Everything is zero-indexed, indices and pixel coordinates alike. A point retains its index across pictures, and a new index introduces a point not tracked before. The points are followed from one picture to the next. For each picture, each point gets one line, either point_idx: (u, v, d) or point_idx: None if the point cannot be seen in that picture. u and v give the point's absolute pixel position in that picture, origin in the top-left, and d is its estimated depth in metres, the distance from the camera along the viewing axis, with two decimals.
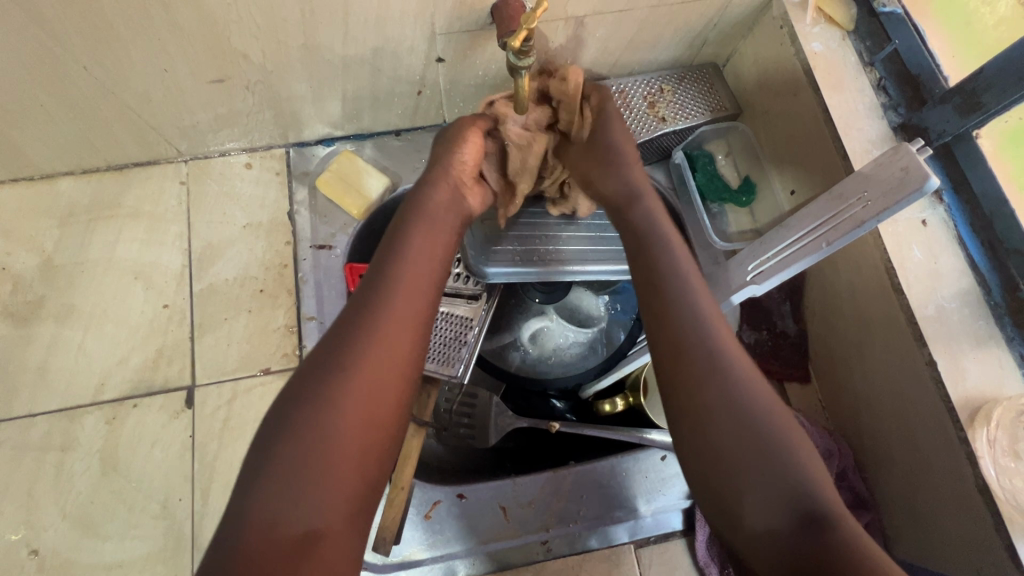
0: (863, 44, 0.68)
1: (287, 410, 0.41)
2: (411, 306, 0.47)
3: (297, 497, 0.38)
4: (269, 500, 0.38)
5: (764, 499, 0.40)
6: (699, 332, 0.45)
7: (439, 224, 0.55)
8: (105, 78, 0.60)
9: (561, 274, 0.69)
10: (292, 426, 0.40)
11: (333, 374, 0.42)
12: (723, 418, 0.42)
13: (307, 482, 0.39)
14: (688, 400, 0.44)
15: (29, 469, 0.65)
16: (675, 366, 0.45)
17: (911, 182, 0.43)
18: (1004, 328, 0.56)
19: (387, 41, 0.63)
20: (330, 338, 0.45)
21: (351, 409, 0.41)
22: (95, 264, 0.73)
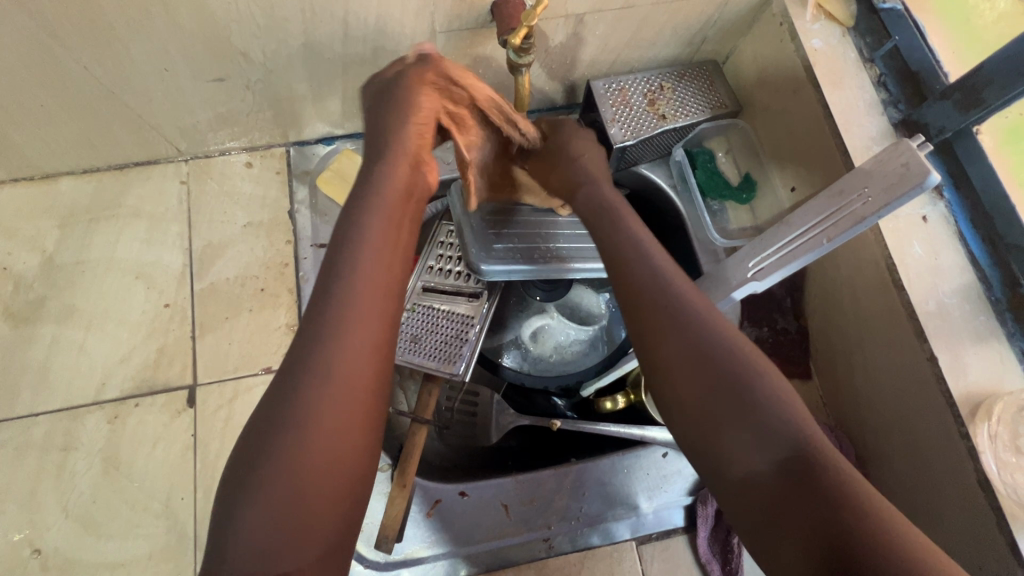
0: (863, 40, 0.68)
1: (251, 448, 0.37)
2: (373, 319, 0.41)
3: (267, 540, 0.35)
4: (246, 544, 0.35)
5: (747, 450, 0.39)
6: (661, 301, 0.46)
7: (398, 218, 0.47)
8: (105, 77, 0.60)
9: (562, 272, 0.68)
10: (257, 467, 0.36)
11: (292, 406, 0.37)
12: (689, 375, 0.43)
13: (279, 535, 0.35)
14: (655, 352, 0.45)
15: (31, 468, 0.65)
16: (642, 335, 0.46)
17: (912, 178, 0.45)
18: (1005, 324, 0.56)
19: (387, 40, 0.63)
20: (287, 363, 0.39)
21: (317, 443, 0.37)
22: (96, 264, 0.73)
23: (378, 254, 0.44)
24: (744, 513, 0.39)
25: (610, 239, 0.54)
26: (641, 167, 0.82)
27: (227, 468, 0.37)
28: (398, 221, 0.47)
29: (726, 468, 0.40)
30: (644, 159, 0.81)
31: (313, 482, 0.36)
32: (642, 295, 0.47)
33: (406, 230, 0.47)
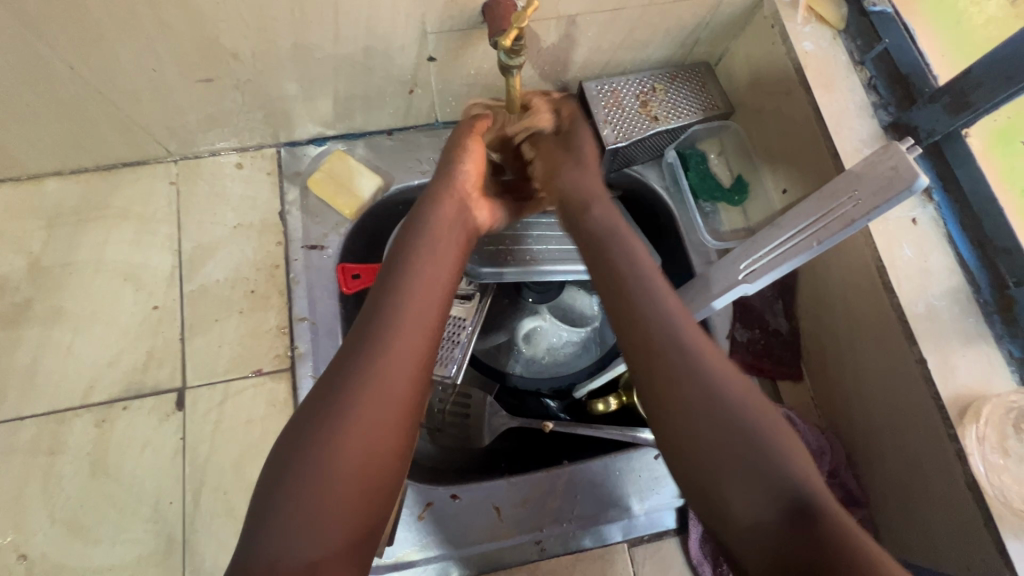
0: (854, 43, 0.69)
1: (288, 451, 0.43)
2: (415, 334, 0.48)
3: (292, 536, 0.40)
4: (275, 538, 0.40)
5: (752, 496, 0.41)
6: (669, 340, 0.47)
7: (443, 246, 0.56)
8: (92, 77, 0.59)
9: (526, 275, 0.68)
10: (294, 466, 0.42)
11: (332, 411, 0.44)
12: (699, 421, 0.43)
13: (307, 524, 0.40)
14: (666, 394, 0.45)
15: (17, 472, 0.64)
16: (648, 374, 0.46)
17: (901, 181, 0.44)
18: (993, 326, 0.57)
19: (378, 40, 0.62)
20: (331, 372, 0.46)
21: (350, 444, 0.43)
22: (84, 266, 0.72)
23: (418, 280, 0.52)
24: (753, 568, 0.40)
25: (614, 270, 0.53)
26: (633, 168, 0.82)
27: (269, 458, 0.43)
28: (441, 246, 0.56)
29: (731, 516, 0.41)
30: (636, 161, 0.80)
31: (342, 482, 0.42)
32: (643, 330, 0.48)
33: (445, 260, 0.55)
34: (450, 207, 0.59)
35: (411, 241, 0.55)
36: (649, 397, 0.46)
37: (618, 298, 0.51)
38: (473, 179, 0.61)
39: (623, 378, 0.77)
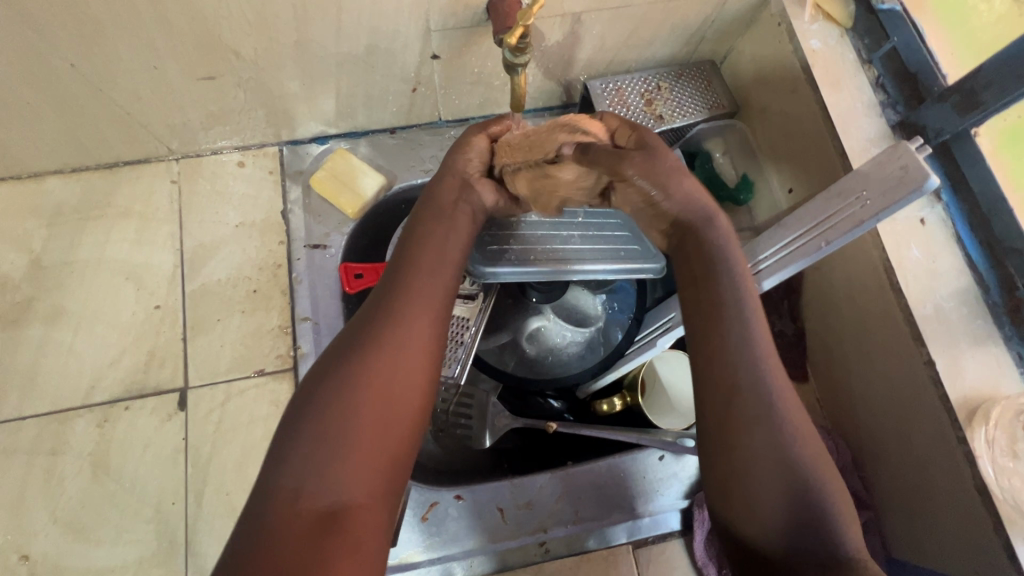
0: (862, 41, 0.68)
1: (312, 392, 0.42)
2: (435, 294, 0.48)
3: (314, 473, 0.39)
4: (295, 478, 0.39)
5: (785, 531, 0.39)
6: (739, 340, 0.43)
7: (458, 213, 0.54)
8: (93, 75, 0.59)
9: (560, 274, 0.68)
10: (317, 403, 0.41)
11: (358, 354, 0.43)
12: (757, 431, 0.40)
13: (328, 466, 0.39)
14: (728, 398, 0.41)
15: (18, 473, 0.64)
16: (719, 370, 0.42)
17: (912, 181, 0.44)
18: (1002, 327, 0.56)
19: (382, 38, 0.62)
20: (355, 322, 0.46)
21: (376, 386, 0.42)
22: (85, 265, 0.72)
23: (442, 242, 0.51)
24: None
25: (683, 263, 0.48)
26: None
27: (292, 401, 0.42)
28: (457, 216, 0.54)
29: (757, 545, 0.40)
30: None
31: (366, 423, 0.41)
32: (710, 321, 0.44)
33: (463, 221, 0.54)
34: (451, 188, 0.55)
35: (430, 205, 0.54)
36: (707, 396, 0.42)
37: (684, 287, 0.47)
38: (478, 161, 0.58)
39: (627, 378, 0.78)
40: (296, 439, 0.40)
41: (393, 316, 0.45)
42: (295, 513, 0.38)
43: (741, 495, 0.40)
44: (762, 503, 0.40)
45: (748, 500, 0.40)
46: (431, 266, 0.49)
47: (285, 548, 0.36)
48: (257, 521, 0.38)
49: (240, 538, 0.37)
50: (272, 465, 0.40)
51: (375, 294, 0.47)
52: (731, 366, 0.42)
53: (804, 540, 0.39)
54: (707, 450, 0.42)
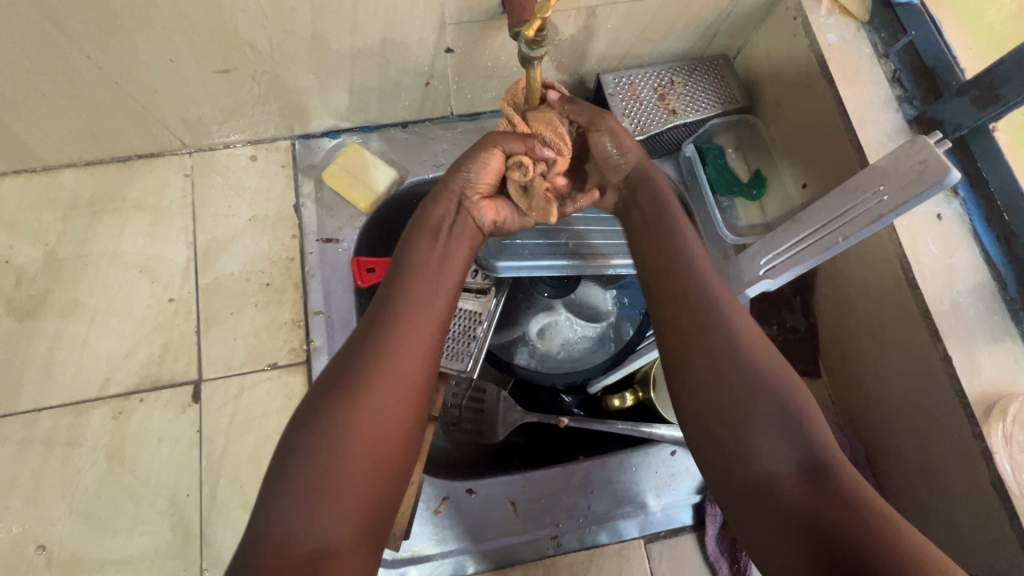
0: (878, 35, 0.67)
1: (302, 433, 0.44)
2: (419, 331, 0.51)
3: (306, 516, 0.40)
4: (284, 520, 0.40)
5: (772, 450, 0.44)
6: (701, 298, 0.52)
7: (446, 249, 0.58)
8: (109, 68, 0.59)
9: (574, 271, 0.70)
10: (305, 445, 0.43)
11: (343, 396, 0.45)
12: (730, 375, 0.48)
13: (317, 502, 0.41)
14: (698, 355, 0.50)
15: (34, 464, 0.64)
16: (685, 327, 0.51)
17: (931, 175, 0.43)
18: (1019, 323, 0.56)
19: (396, 31, 0.62)
20: (341, 362, 0.48)
21: (363, 428, 0.45)
22: (99, 258, 0.72)
23: (428, 282, 0.55)
24: (764, 521, 0.43)
25: (654, 261, 0.57)
26: None
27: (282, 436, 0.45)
28: (446, 252, 0.58)
29: (751, 467, 0.45)
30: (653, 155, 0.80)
31: (351, 467, 0.43)
32: (674, 323, 0.52)
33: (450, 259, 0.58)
34: (447, 220, 0.60)
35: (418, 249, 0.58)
36: (681, 353, 0.51)
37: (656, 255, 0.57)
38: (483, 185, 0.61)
39: (639, 373, 0.77)
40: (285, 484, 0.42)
41: (381, 355, 0.48)
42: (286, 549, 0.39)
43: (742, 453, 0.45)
44: (759, 453, 0.44)
45: (745, 455, 0.45)
46: (422, 302, 0.53)
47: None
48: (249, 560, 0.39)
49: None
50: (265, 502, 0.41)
51: (365, 334, 0.50)
52: (704, 350, 0.50)
53: (811, 478, 0.42)
54: (702, 424, 0.48)
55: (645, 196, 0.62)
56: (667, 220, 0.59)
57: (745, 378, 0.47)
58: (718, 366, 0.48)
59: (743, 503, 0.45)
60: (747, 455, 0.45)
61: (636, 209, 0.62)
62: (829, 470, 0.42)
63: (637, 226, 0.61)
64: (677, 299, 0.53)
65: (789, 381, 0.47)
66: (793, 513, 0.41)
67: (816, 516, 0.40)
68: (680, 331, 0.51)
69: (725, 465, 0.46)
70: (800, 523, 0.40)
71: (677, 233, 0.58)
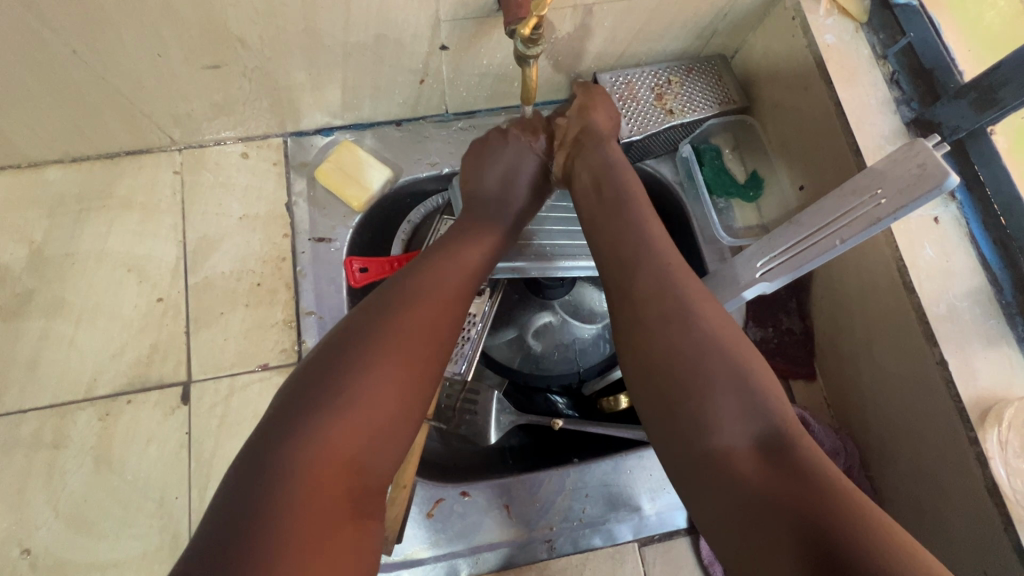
0: (876, 36, 0.67)
1: (332, 380, 0.45)
2: (451, 294, 0.54)
3: (344, 450, 0.42)
4: (328, 450, 0.42)
5: (727, 426, 0.44)
6: (652, 266, 0.53)
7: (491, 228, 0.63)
8: (96, 63, 0.58)
9: (537, 270, 0.67)
10: (338, 386, 0.44)
11: (370, 347, 0.47)
12: (685, 343, 0.48)
13: (364, 422, 0.44)
14: (653, 318, 0.50)
15: (19, 466, 0.63)
16: (631, 296, 0.53)
17: (929, 180, 0.43)
18: (1015, 327, 0.56)
19: (390, 28, 0.61)
20: (362, 318, 0.49)
21: (398, 376, 0.46)
22: (86, 256, 0.71)
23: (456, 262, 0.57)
24: (718, 500, 0.42)
25: (605, 225, 0.59)
26: (646, 163, 0.81)
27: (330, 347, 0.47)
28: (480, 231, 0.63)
29: (707, 442, 0.44)
30: (650, 154, 0.79)
31: (388, 409, 0.45)
32: (625, 298, 0.53)
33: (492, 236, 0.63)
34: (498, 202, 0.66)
35: (462, 234, 0.62)
36: (628, 323, 0.52)
37: (607, 221, 0.59)
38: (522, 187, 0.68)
39: None
40: (316, 422, 0.42)
41: (409, 313, 0.50)
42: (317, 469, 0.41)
43: (692, 426, 0.45)
44: (715, 430, 0.44)
45: (695, 429, 0.45)
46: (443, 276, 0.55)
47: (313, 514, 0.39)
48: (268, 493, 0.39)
49: (232, 516, 0.38)
50: (306, 421, 0.42)
51: (379, 295, 0.52)
52: (658, 313, 0.50)
53: (765, 455, 0.42)
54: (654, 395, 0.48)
55: (590, 158, 0.65)
56: (614, 179, 0.62)
57: (697, 358, 0.47)
58: (665, 340, 0.49)
59: (696, 479, 0.44)
60: (700, 429, 0.45)
61: (585, 168, 0.64)
62: (784, 446, 0.42)
63: (584, 186, 0.63)
64: (632, 272, 0.54)
65: (740, 355, 0.48)
66: (748, 485, 0.41)
67: (767, 483, 0.40)
68: (632, 311, 0.52)
69: (681, 441, 0.46)
70: (756, 496, 0.40)
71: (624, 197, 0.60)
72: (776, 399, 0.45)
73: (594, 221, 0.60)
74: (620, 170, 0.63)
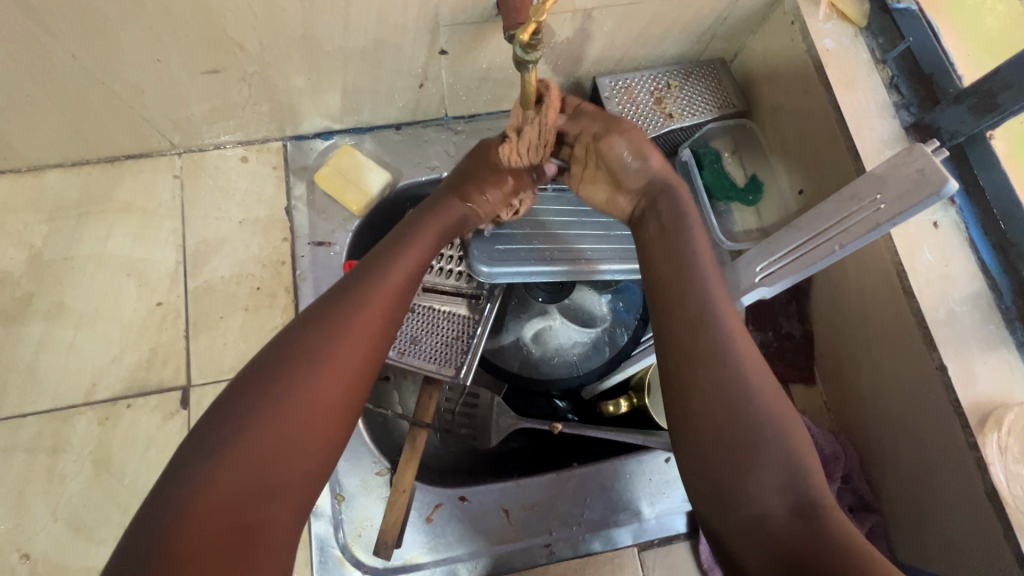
0: (875, 40, 0.67)
1: (239, 401, 0.42)
2: (381, 303, 0.49)
3: (241, 478, 0.40)
4: (221, 479, 0.39)
5: (766, 490, 0.41)
6: (702, 308, 0.48)
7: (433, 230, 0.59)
8: (95, 68, 0.58)
9: (578, 273, 0.69)
10: (243, 411, 0.42)
11: (289, 364, 0.44)
12: (725, 395, 0.44)
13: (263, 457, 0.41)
14: (695, 363, 0.46)
15: (18, 471, 0.63)
16: (678, 343, 0.47)
17: (929, 184, 0.43)
18: (1015, 332, 0.56)
19: (390, 33, 0.61)
20: (293, 329, 0.47)
21: (316, 394, 0.43)
22: (86, 261, 0.71)
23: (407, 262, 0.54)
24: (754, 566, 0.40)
25: (676, 281, 0.51)
26: None
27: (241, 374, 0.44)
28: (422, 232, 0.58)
29: (743, 505, 0.42)
30: None
31: (296, 429, 0.42)
32: (679, 347, 0.47)
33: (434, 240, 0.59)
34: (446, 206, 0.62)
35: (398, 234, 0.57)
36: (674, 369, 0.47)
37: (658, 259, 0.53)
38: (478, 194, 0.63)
39: (634, 378, 0.76)
40: (216, 448, 0.40)
41: (337, 327, 0.46)
42: (205, 499, 0.38)
43: (736, 492, 0.42)
44: (753, 495, 0.41)
45: (738, 495, 0.42)
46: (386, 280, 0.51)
47: (201, 547, 0.37)
48: (160, 524, 0.37)
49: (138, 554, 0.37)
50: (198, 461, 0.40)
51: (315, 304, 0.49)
52: (705, 367, 0.45)
53: (803, 524, 0.39)
54: (687, 445, 0.45)
55: (657, 210, 0.57)
56: (685, 233, 0.54)
57: (743, 417, 0.43)
58: (715, 392, 0.44)
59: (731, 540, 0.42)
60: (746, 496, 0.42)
61: (653, 221, 0.57)
62: (821, 514, 0.40)
63: (647, 238, 0.56)
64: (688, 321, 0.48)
65: (792, 423, 0.44)
66: (784, 554, 0.39)
67: (809, 559, 0.38)
68: (689, 365, 0.46)
69: (716, 498, 0.43)
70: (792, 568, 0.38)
71: (684, 229, 0.54)
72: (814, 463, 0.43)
73: (650, 253, 0.55)
74: (695, 223, 0.55)
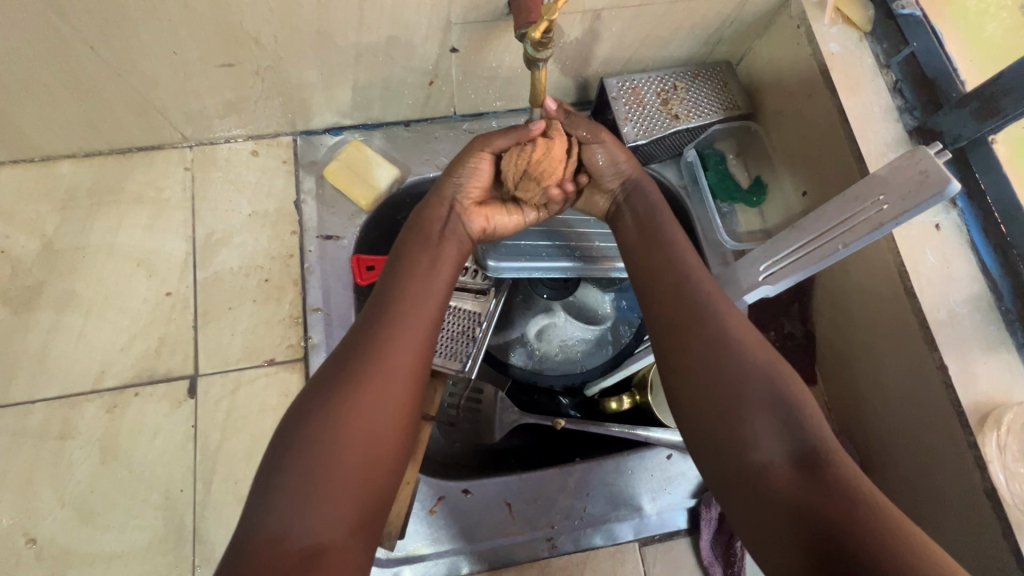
0: (880, 46, 0.68)
1: (284, 447, 0.44)
2: (414, 327, 0.51)
3: (293, 512, 0.41)
4: (272, 516, 0.41)
5: (766, 439, 0.45)
6: (681, 276, 0.55)
7: (444, 246, 0.59)
8: (113, 59, 0.59)
9: (579, 271, 0.71)
10: (297, 449, 0.43)
11: (327, 405, 0.45)
12: (716, 357, 0.49)
13: (314, 496, 0.42)
14: (683, 330, 0.52)
15: (27, 457, 0.64)
16: (673, 320, 0.53)
17: (931, 185, 0.44)
18: (1014, 334, 0.56)
19: (402, 30, 0.62)
20: (324, 372, 0.48)
21: (351, 433, 0.44)
22: (96, 250, 0.72)
23: (421, 276, 0.55)
24: (751, 517, 0.44)
25: (646, 262, 0.58)
26: (652, 167, 0.81)
27: (271, 441, 0.45)
28: (437, 253, 0.58)
29: (745, 454, 0.45)
30: (655, 158, 0.80)
31: (342, 460, 0.43)
32: (672, 313, 0.53)
33: (446, 254, 0.58)
34: (441, 215, 0.60)
35: (411, 249, 0.58)
36: (669, 345, 0.52)
37: (649, 252, 0.59)
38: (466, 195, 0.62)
39: (636, 376, 0.78)
40: (268, 494, 0.42)
41: (368, 365, 0.48)
42: (262, 537, 0.40)
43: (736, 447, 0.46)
44: (755, 445, 0.45)
45: (741, 446, 0.46)
46: (404, 305, 0.53)
47: None
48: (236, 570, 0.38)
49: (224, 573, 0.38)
50: (256, 501, 0.42)
51: (345, 344, 0.50)
52: (691, 337, 0.51)
53: (801, 470, 0.43)
54: (689, 410, 0.49)
55: (653, 230, 0.60)
56: (658, 227, 0.60)
57: (760, 417, 0.46)
58: (714, 353, 0.49)
59: (734, 477, 0.46)
60: (742, 446, 0.46)
61: (628, 233, 0.62)
62: (821, 459, 0.43)
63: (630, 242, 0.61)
64: (673, 300, 0.54)
65: (781, 377, 0.48)
66: (786, 500, 0.42)
67: (807, 498, 0.41)
68: (678, 334, 0.52)
69: (721, 452, 0.47)
70: (794, 510, 0.41)
71: (675, 252, 0.57)
72: (811, 413, 0.46)
73: (632, 257, 0.60)
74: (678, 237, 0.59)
